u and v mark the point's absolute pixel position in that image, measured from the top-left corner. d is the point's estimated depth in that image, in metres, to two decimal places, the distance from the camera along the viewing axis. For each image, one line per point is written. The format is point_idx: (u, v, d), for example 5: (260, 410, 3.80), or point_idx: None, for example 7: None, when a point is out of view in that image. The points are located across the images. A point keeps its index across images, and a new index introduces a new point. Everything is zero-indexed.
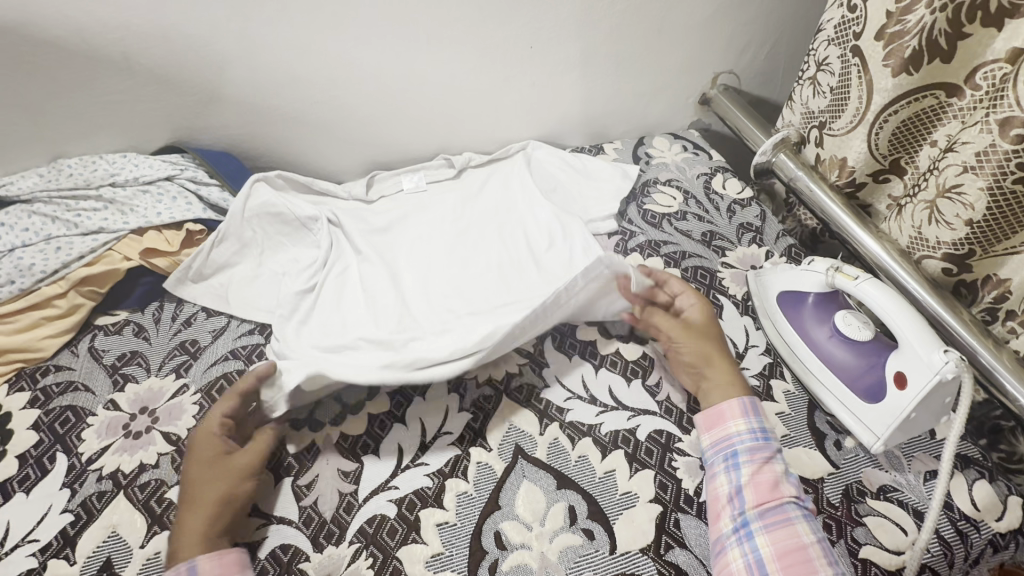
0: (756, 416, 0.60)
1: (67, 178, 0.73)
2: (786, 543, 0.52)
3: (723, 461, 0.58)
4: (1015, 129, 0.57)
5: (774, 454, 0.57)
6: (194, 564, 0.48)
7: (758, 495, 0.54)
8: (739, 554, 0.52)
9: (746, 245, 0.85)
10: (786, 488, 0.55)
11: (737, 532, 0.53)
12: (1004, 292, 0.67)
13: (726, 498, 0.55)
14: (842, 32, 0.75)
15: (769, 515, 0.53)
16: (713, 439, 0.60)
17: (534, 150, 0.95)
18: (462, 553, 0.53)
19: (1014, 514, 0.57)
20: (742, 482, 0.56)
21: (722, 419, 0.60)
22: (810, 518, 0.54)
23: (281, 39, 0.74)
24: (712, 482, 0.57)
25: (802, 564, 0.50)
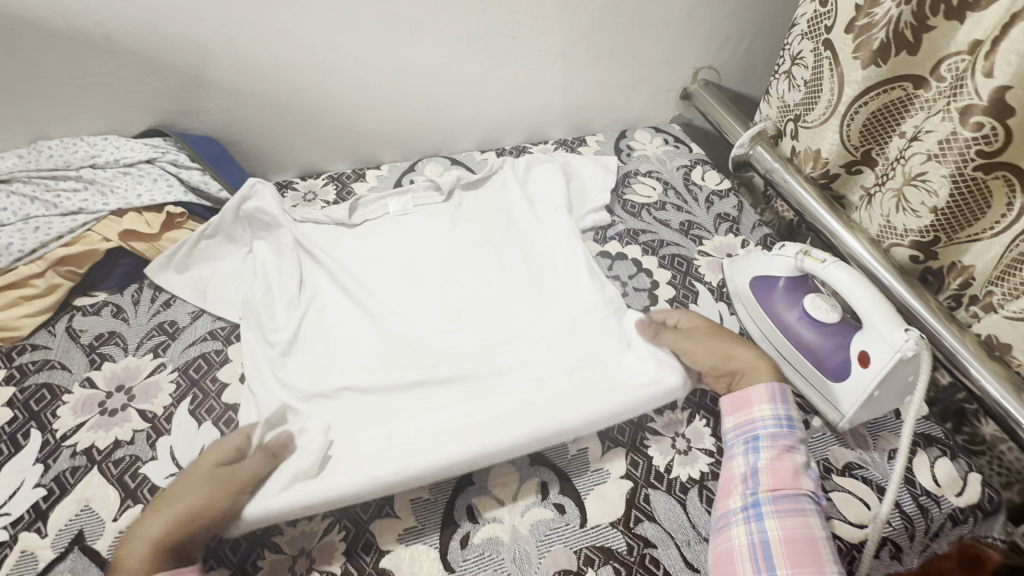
0: (783, 403, 0.56)
1: (47, 159, 0.73)
2: (795, 531, 0.49)
3: (743, 444, 0.55)
4: (975, 117, 0.59)
5: (797, 445, 0.54)
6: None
7: (773, 480, 0.52)
8: (743, 532, 0.50)
9: (723, 234, 0.86)
10: (804, 481, 0.52)
11: (746, 512, 0.51)
12: (969, 278, 0.68)
13: (740, 479, 0.54)
14: (815, 26, 0.77)
15: (782, 501, 0.51)
16: (736, 421, 0.57)
17: (525, 168, 0.90)
18: (434, 527, 0.55)
19: (974, 490, 0.59)
20: (759, 466, 0.53)
21: (747, 403, 0.57)
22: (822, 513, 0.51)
23: (264, 24, 0.75)
24: (730, 462, 0.55)
25: (807, 553, 0.47)
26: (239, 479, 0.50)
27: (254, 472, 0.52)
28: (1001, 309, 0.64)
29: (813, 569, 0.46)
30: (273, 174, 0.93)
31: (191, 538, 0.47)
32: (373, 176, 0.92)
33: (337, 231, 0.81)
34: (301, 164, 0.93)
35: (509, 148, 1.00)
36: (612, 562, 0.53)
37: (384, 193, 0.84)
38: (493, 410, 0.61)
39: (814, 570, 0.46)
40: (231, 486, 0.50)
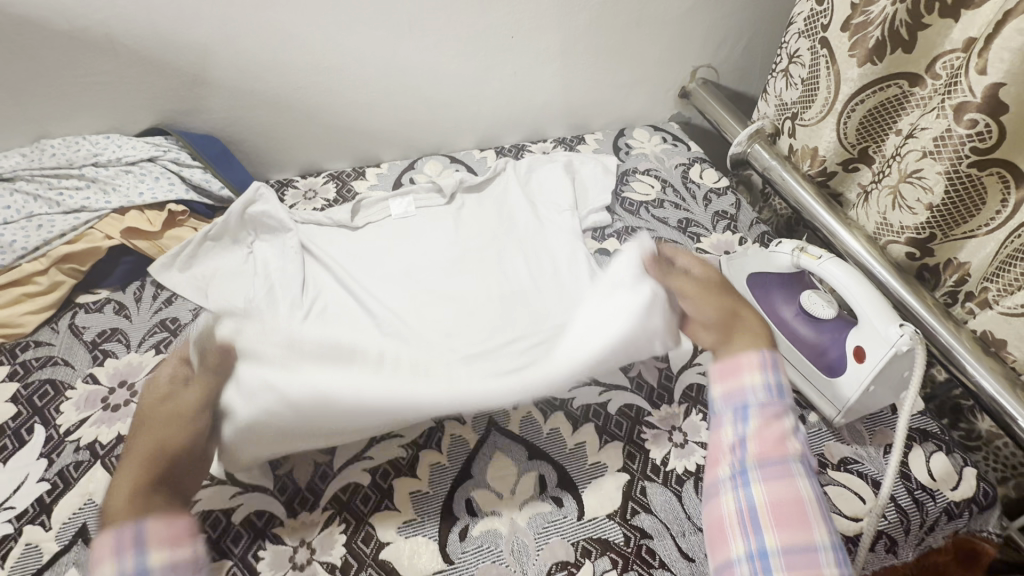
0: (775, 369, 0.52)
1: (50, 157, 0.74)
2: (782, 495, 0.45)
3: (731, 411, 0.51)
4: (970, 114, 0.59)
5: (788, 411, 0.50)
6: (141, 526, 0.41)
7: (761, 447, 0.48)
8: (731, 499, 0.47)
9: (720, 231, 0.87)
10: (794, 445, 0.48)
11: (733, 479, 0.48)
12: (964, 275, 0.69)
13: (728, 448, 0.50)
14: (812, 25, 0.78)
15: (770, 465, 0.47)
16: (723, 391, 0.53)
17: (529, 171, 0.91)
18: (433, 520, 0.55)
19: (969, 484, 0.60)
20: (747, 434, 0.49)
21: (738, 370, 0.53)
22: (814, 476, 0.47)
23: (264, 24, 0.75)
24: (718, 430, 0.51)
25: (795, 516, 0.44)
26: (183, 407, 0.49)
27: (193, 398, 0.50)
28: (996, 305, 0.65)
29: (801, 533, 0.43)
30: (273, 173, 0.94)
31: (168, 467, 0.46)
32: (373, 175, 0.92)
33: (337, 232, 0.81)
34: (301, 163, 0.94)
35: (508, 147, 1.01)
36: (609, 553, 0.54)
37: (386, 196, 0.86)
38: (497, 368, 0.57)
39: (801, 534, 0.43)
40: (178, 417, 0.49)
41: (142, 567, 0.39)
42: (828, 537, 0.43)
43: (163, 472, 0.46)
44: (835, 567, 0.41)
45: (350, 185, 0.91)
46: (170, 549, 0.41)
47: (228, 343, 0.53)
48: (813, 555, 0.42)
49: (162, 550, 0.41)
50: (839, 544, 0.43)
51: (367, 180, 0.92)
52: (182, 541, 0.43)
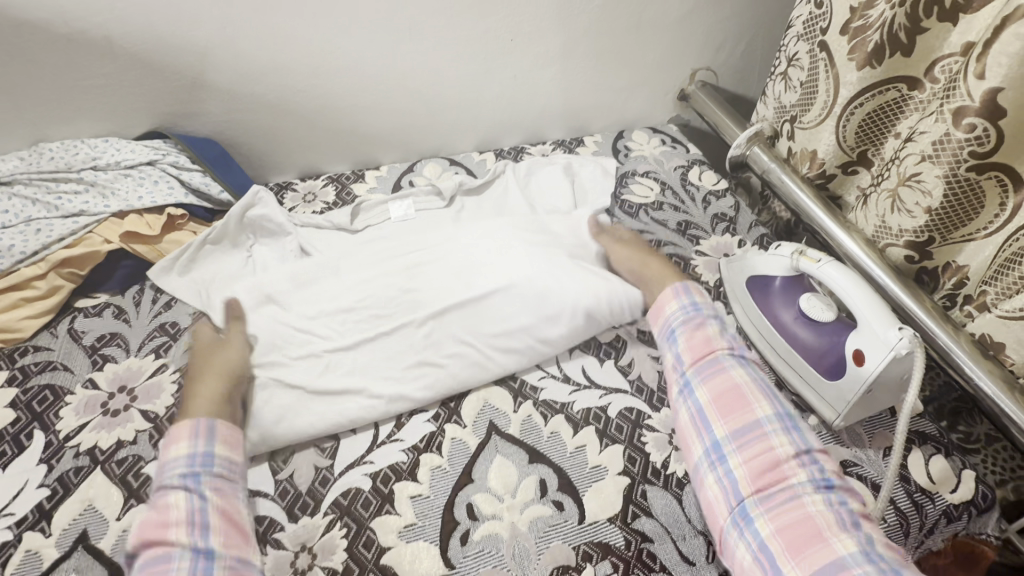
0: (687, 294, 0.66)
1: (48, 161, 0.74)
2: (722, 389, 0.57)
3: (682, 392, 0.59)
4: (969, 118, 0.60)
5: (706, 320, 0.63)
6: (213, 422, 0.55)
7: (694, 357, 0.60)
8: (684, 408, 0.58)
9: (720, 234, 0.87)
10: (719, 346, 0.60)
11: (680, 391, 0.60)
12: (963, 278, 0.69)
13: (671, 367, 0.62)
14: (811, 28, 0.78)
15: (705, 370, 0.59)
16: (655, 323, 0.67)
17: (528, 172, 0.91)
18: (434, 525, 0.55)
19: (967, 486, 0.60)
20: (680, 351, 0.62)
21: (661, 311, 0.66)
22: (745, 365, 0.59)
23: (263, 27, 0.75)
24: (677, 414, 0.59)
25: (736, 403, 0.56)
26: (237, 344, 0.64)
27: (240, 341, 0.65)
28: (994, 309, 0.65)
29: (744, 414, 0.55)
30: (272, 175, 0.93)
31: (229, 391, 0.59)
32: (372, 177, 0.92)
33: (336, 235, 0.81)
34: (300, 165, 0.94)
35: (507, 149, 1.01)
36: (610, 557, 0.54)
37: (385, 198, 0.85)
38: (494, 323, 0.67)
39: (745, 415, 0.55)
40: (234, 353, 0.63)
41: (208, 455, 0.52)
42: (768, 409, 0.55)
43: (235, 390, 0.60)
44: (777, 429, 0.53)
45: (350, 188, 0.91)
46: (231, 450, 0.54)
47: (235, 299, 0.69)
48: (757, 427, 0.54)
49: (223, 446, 0.54)
50: (782, 413, 0.54)
51: (366, 182, 0.92)
52: (241, 448, 0.56)
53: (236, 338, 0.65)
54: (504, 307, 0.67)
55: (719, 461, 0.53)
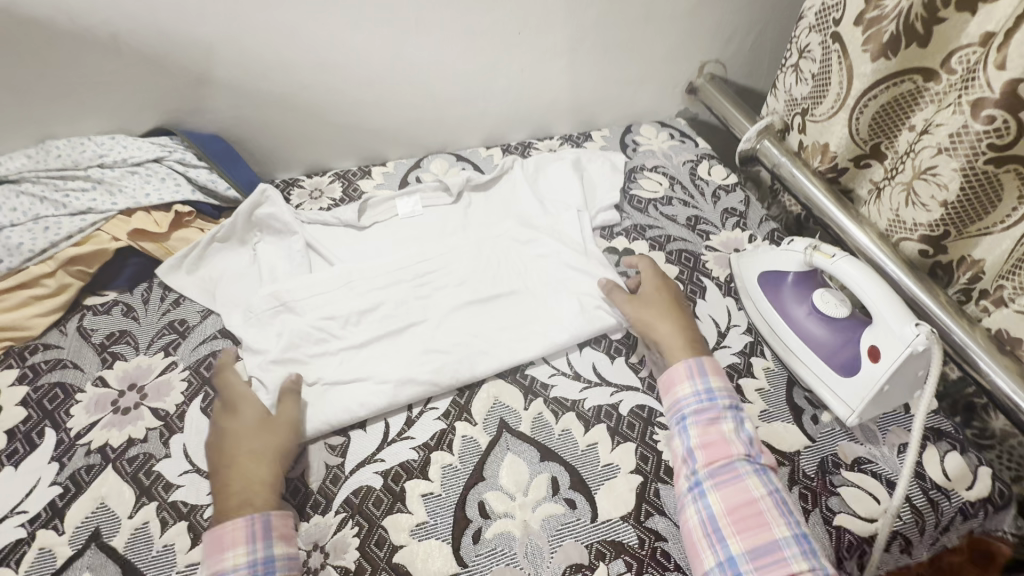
0: (703, 377, 0.61)
1: (55, 158, 0.73)
2: (737, 499, 0.53)
3: (690, 490, 0.55)
4: (987, 110, 0.58)
5: (722, 413, 0.59)
6: (268, 518, 0.51)
7: (708, 455, 0.56)
8: (694, 511, 0.54)
9: (730, 229, 0.86)
10: (736, 446, 0.56)
11: (690, 491, 0.55)
12: (978, 272, 0.68)
13: (680, 460, 0.57)
14: (823, 19, 0.77)
15: (720, 473, 0.55)
16: (666, 405, 0.62)
17: (537, 168, 0.90)
18: (446, 523, 0.55)
19: (984, 484, 0.59)
20: (692, 445, 0.57)
21: (671, 386, 0.62)
22: (760, 471, 0.55)
23: (269, 22, 0.75)
24: (683, 514, 0.54)
25: (752, 517, 0.52)
26: (289, 420, 0.59)
27: (293, 415, 0.60)
28: (1012, 304, 0.64)
29: (760, 532, 0.51)
30: (278, 172, 0.93)
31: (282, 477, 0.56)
32: (379, 173, 0.92)
33: (344, 233, 0.81)
34: (307, 161, 0.93)
35: (514, 144, 1.00)
36: (623, 556, 0.54)
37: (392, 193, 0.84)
38: (504, 319, 0.71)
39: (762, 533, 0.51)
40: (288, 428, 0.58)
41: (270, 556, 0.50)
42: (786, 528, 0.51)
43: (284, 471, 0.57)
44: (796, 554, 0.49)
45: (356, 184, 0.90)
46: (287, 545, 0.51)
47: (297, 373, 0.63)
48: (774, 550, 0.50)
49: (281, 543, 0.51)
50: (799, 533, 0.51)
51: (373, 178, 0.91)
52: (297, 539, 0.53)
53: (289, 414, 0.59)
54: (511, 305, 0.72)
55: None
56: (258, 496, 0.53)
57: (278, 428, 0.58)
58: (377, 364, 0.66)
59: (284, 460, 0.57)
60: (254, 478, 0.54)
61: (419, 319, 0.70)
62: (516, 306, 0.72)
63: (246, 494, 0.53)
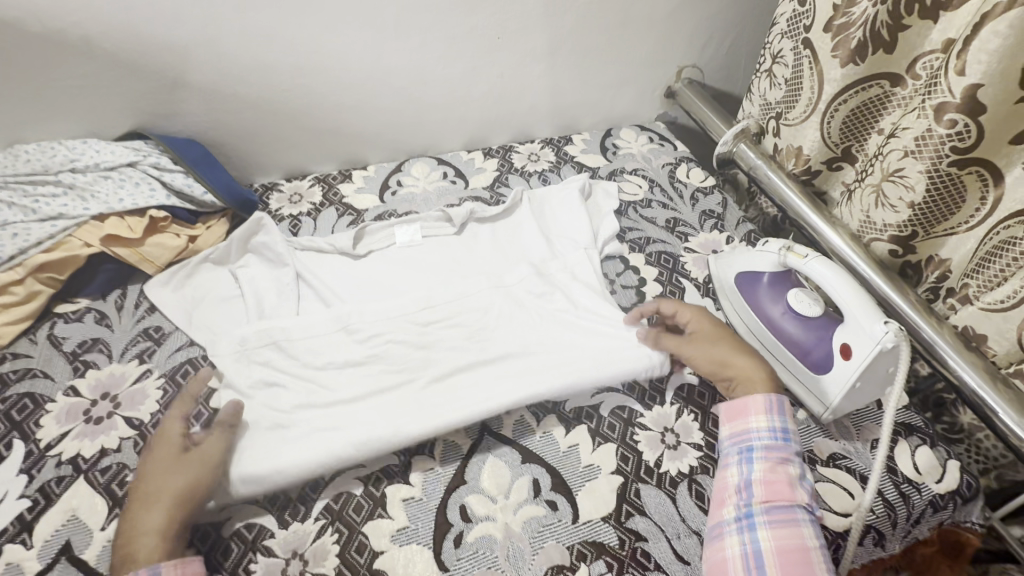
0: (781, 415, 0.58)
1: (24, 163, 0.71)
2: (789, 542, 0.51)
3: (739, 520, 0.53)
4: (950, 114, 0.60)
5: (791, 456, 0.56)
6: (155, 571, 0.47)
7: (767, 492, 0.54)
8: (737, 542, 0.52)
9: (708, 230, 0.88)
10: (800, 492, 0.54)
11: (739, 521, 0.53)
12: (946, 271, 0.70)
13: (734, 489, 0.55)
14: (794, 25, 0.79)
15: (775, 512, 0.52)
16: (731, 430, 0.60)
17: (539, 194, 0.87)
18: (427, 527, 0.55)
19: (953, 476, 0.61)
20: (753, 478, 0.55)
21: (744, 412, 0.59)
22: (817, 524, 0.53)
23: (245, 25, 0.74)
24: (723, 541, 0.52)
25: (800, 564, 0.49)
26: (203, 454, 0.55)
27: (214, 448, 0.56)
28: (977, 301, 0.66)
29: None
30: (258, 177, 0.92)
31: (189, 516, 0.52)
32: (360, 178, 0.92)
33: (338, 261, 0.78)
34: (286, 165, 0.92)
35: (495, 148, 1.00)
36: (604, 556, 0.54)
37: (391, 221, 0.82)
38: (511, 374, 0.64)
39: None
40: (201, 463, 0.55)
41: None
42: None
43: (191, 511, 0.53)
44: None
45: (337, 188, 0.90)
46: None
47: (238, 403, 0.59)
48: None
49: None
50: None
51: (354, 182, 0.91)
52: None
53: (214, 446, 0.56)
54: (505, 329, 0.70)
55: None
56: (145, 542, 0.50)
57: (190, 465, 0.55)
58: (358, 369, 0.65)
59: (193, 498, 0.53)
60: (150, 520, 0.51)
61: (401, 324, 0.69)
62: (521, 354, 0.67)
63: (146, 540, 0.50)
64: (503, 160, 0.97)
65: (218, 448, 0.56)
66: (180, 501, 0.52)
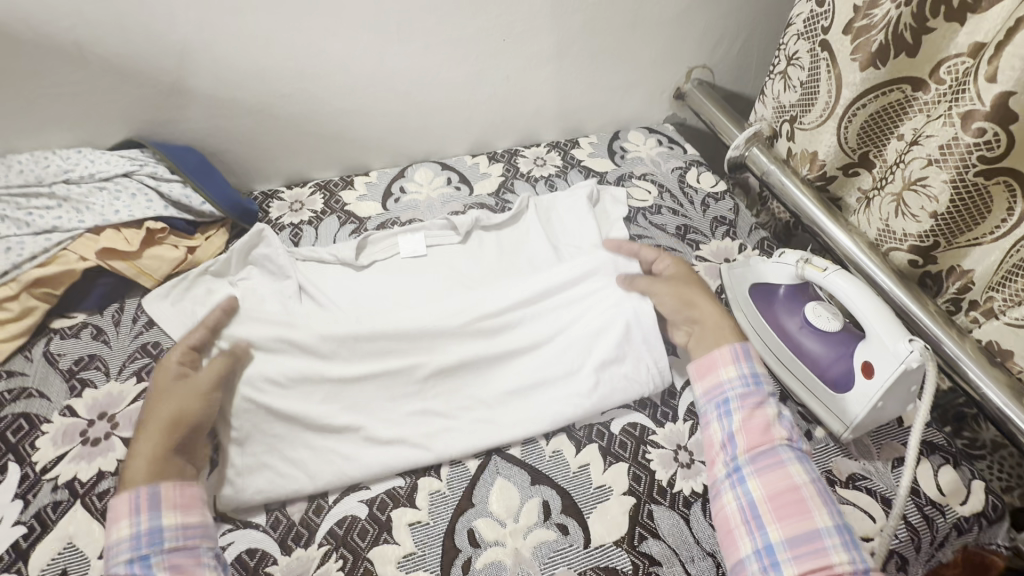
0: (748, 360, 0.59)
1: (17, 174, 0.70)
2: (779, 486, 0.51)
3: (728, 476, 0.53)
4: (978, 122, 0.58)
5: (766, 397, 0.56)
6: (155, 490, 0.49)
7: (749, 441, 0.54)
8: (732, 498, 0.52)
9: (720, 238, 0.85)
10: (779, 432, 0.54)
11: (730, 477, 0.53)
12: (968, 282, 0.67)
13: (719, 445, 0.56)
14: (811, 26, 0.76)
15: (760, 459, 0.53)
16: (704, 387, 0.59)
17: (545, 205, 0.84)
18: (434, 553, 0.54)
19: (978, 498, 0.59)
20: (734, 429, 0.55)
21: (713, 367, 0.59)
22: (805, 458, 0.53)
23: (243, 29, 0.72)
24: (720, 501, 0.53)
25: (794, 506, 0.49)
26: (205, 383, 0.56)
27: (213, 377, 0.57)
28: (1002, 316, 0.64)
29: (801, 519, 0.49)
30: (258, 183, 0.90)
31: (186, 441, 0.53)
32: (362, 184, 0.89)
33: (339, 272, 0.76)
34: (287, 172, 0.90)
35: (500, 152, 0.98)
36: None
37: (394, 230, 0.80)
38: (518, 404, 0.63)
39: (803, 521, 0.48)
40: (193, 392, 0.55)
41: (156, 528, 0.47)
42: (829, 519, 0.48)
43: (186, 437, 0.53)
44: (838, 545, 0.47)
45: (338, 196, 0.88)
46: (180, 514, 0.48)
47: (246, 343, 0.61)
48: (814, 539, 0.47)
49: (172, 512, 0.48)
50: (843, 525, 0.48)
51: (355, 189, 0.89)
52: (197, 508, 0.50)
53: (214, 372, 0.57)
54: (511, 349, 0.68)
55: (771, 568, 0.48)
56: (133, 462, 0.50)
57: (190, 391, 0.55)
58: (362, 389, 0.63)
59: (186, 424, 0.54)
60: (149, 442, 0.51)
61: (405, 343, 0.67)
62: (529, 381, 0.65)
63: (133, 463, 0.50)
64: (508, 165, 0.95)
65: (213, 380, 0.56)
66: (177, 423, 0.53)
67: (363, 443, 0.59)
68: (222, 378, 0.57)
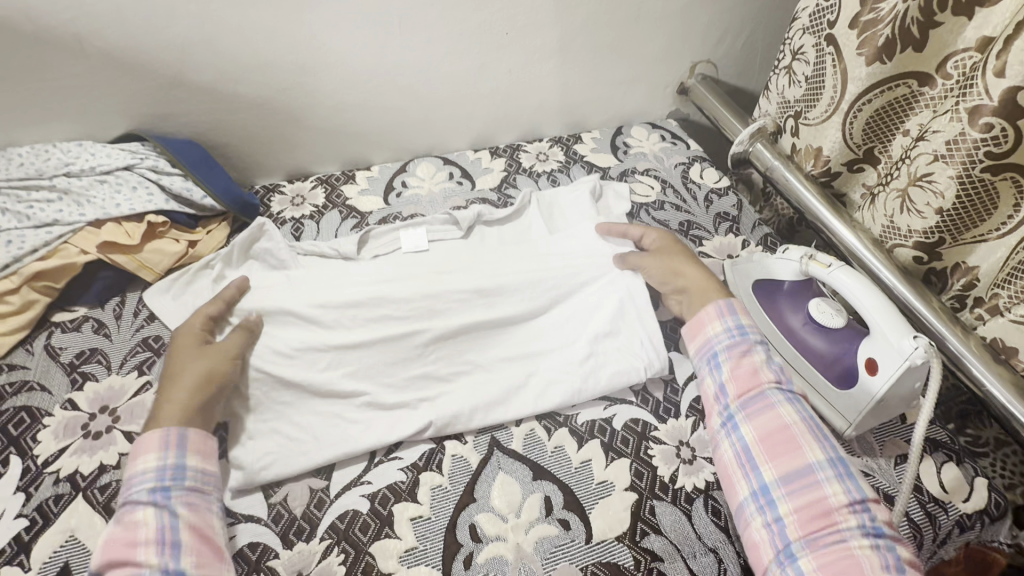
0: (733, 315, 0.60)
1: (18, 167, 0.69)
2: (769, 427, 0.52)
3: (722, 424, 0.55)
4: (985, 118, 0.57)
5: (753, 346, 0.57)
6: (185, 432, 0.52)
7: (739, 389, 0.55)
8: (728, 445, 0.54)
9: (723, 234, 0.85)
10: (767, 377, 0.55)
11: (724, 425, 0.55)
12: (973, 279, 0.67)
13: (713, 398, 0.57)
14: (817, 21, 0.75)
15: (751, 404, 0.54)
16: (695, 346, 0.61)
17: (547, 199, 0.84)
18: (436, 548, 0.54)
19: (981, 494, 0.59)
20: (724, 380, 0.56)
21: (701, 326, 0.61)
22: (794, 399, 0.54)
23: (244, 22, 0.71)
24: (718, 449, 0.55)
25: (785, 444, 0.51)
26: (230, 350, 0.59)
27: (238, 347, 0.60)
28: (1007, 313, 0.64)
29: (792, 456, 0.50)
30: (260, 178, 0.90)
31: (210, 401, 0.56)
32: (364, 179, 0.89)
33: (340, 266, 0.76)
34: (288, 166, 0.90)
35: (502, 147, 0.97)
36: None
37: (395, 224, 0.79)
38: (519, 400, 0.63)
39: (793, 458, 0.50)
40: (220, 355, 0.58)
41: (180, 465, 0.50)
42: (819, 454, 0.50)
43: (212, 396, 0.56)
44: (829, 476, 0.48)
45: (340, 190, 0.87)
46: (200, 459, 0.52)
47: (257, 315, 0.64)
48: (805, 473, 0.49)
49: (195, 457, 0.51)
50: (833, 457, 0.49)
51: (357, 184, 0.88)
52: (214, 461, 0.53)
53: (236, 342, 0.60)
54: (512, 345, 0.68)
55: (766, 506, 0.49)
56: (165, 408, 0.53)
57: (216, 353, 0.58)
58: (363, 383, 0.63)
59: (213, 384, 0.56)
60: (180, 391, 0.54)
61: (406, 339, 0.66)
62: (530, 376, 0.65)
63: (164, 408, 0.53)
64: (510, 160, 0.94)
65: (238, 348, 0.60)
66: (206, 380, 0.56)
67: (364, 437, 0.59)
68: (242, 350, 0.60)
